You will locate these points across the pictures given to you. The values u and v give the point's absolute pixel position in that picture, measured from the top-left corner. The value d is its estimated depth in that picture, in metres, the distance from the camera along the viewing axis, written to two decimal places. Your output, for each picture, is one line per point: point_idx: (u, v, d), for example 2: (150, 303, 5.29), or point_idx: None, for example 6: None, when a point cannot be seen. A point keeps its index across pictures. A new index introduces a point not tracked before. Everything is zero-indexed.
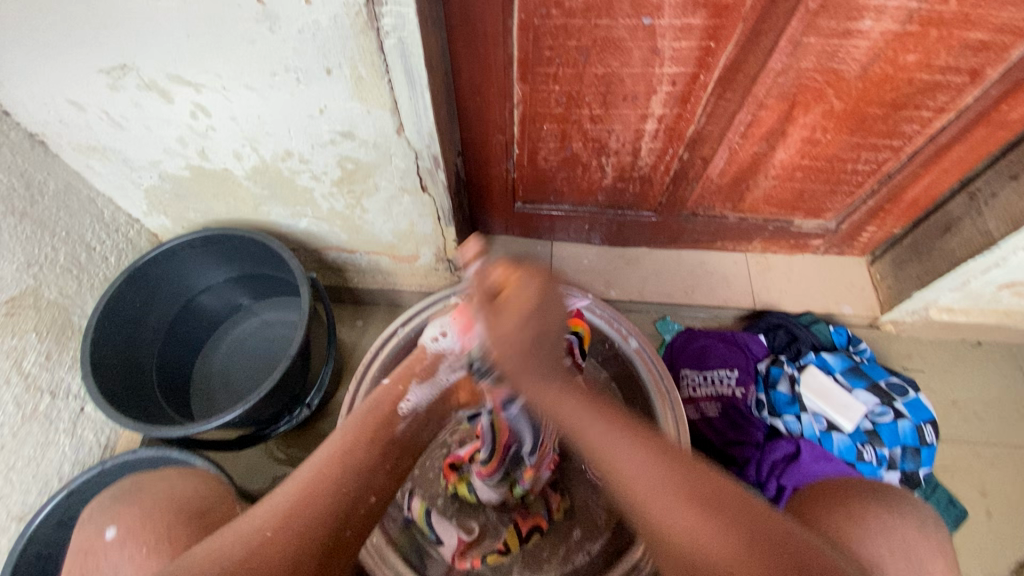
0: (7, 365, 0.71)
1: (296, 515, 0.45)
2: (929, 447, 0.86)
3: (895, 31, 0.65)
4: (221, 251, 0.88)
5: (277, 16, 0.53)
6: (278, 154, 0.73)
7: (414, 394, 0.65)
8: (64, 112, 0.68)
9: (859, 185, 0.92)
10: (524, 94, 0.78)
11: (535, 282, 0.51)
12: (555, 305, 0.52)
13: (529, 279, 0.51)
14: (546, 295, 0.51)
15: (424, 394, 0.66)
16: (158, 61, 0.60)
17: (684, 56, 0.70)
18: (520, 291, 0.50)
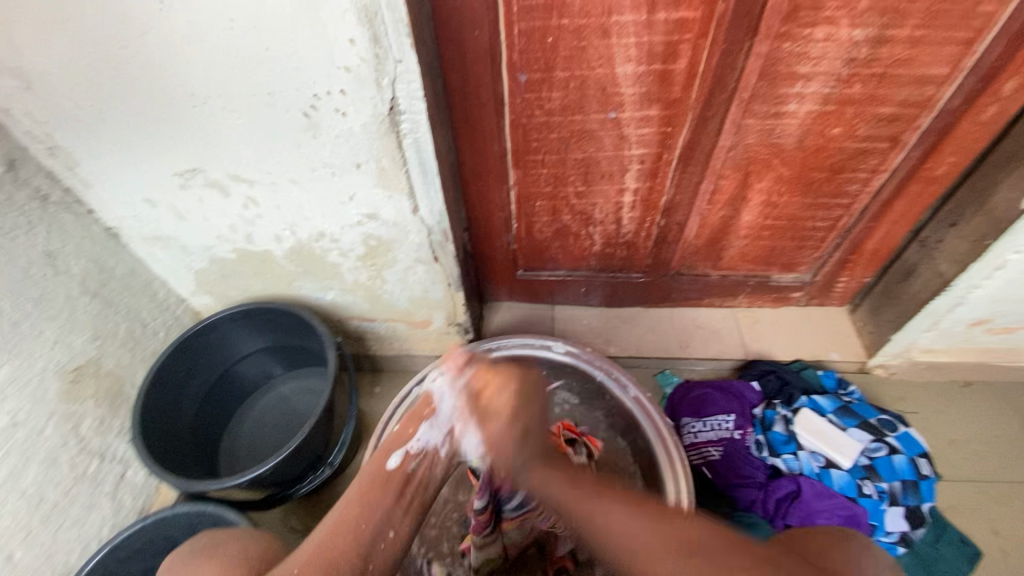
0: (67, 428, 0.80)
1: None
2: (926, 480, 0.91)
3: (817, 111, 0.79)
4: (257, 324, 0.99)
5: (319, 125, 0.69)
6: (312, 235, 0.86)
7: (425, 434, 0.63)
8: (140, 209, 0.83)
9: (823, 240, 1.02)
10: (518, 177, 0.93)
11: (512, 383, 0.63)
12: (535, 399, 0.63)
13: (504, 389, 0.62)
14: (523, 393, 0.62)
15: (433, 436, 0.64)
16: (222, 165, 0.75)
17: (647, 140, 0.85)
18: (496, 398, 0.62)
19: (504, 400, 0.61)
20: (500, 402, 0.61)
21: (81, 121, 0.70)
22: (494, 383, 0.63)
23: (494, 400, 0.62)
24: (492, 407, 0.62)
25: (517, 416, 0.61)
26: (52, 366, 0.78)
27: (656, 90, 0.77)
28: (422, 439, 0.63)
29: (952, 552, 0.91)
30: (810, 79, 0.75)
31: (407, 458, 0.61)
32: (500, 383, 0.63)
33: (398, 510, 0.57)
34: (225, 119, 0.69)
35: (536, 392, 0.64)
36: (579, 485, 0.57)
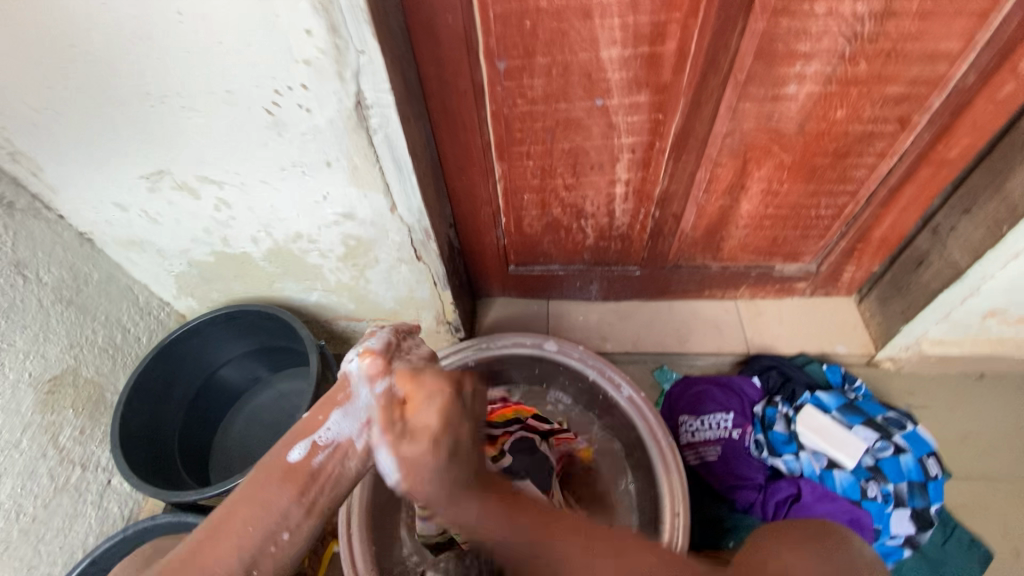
0: (46, 439, 0.79)
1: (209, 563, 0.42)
2: (935, 480, 0.86)
3: (820, 92, 0.74)
4: (239, 326, 0.97)
5: (284, 122, 0.65)
6: (289, 236, 0.83)
7: (336, 423, 0.48)
8: (110, 213, 0.80)
9: (828, 229, 0.97)
10: (503, 170, 0.88)
11: (442, 394, 0.47)
12: (468, 412, 0.49)
13: (432, 401, 0.47)
14: (453, 411, 0.46)
15: (346, 427, 0.48)
16: (189, 166, 0.72)
17: (638, 128, 0.80)
18: (422, 415, 0.46)
19: (432, 416, 0.46)
20: (427, 418, 0.46)
21: (38, 124, 0.67)
22: (419, 394, 0.47)
23: (420, 414, 0.46)
24: (419, 422, 0.46)
25: (443, 440, 0.45)
26: (27, 377, 0.76)
27: (644, 74, 0.72)
28: (333, 429, 0.48)
29: (961, 554, 0.87)
30: (811, 59, 0.70)
31: (315, 450, 0.47)
32: (427, 395, 0.47)
33: (299, 511, 0.44)
34: (185, 119, 0.65)
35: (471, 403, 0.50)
36: (511, 525, 0.47)
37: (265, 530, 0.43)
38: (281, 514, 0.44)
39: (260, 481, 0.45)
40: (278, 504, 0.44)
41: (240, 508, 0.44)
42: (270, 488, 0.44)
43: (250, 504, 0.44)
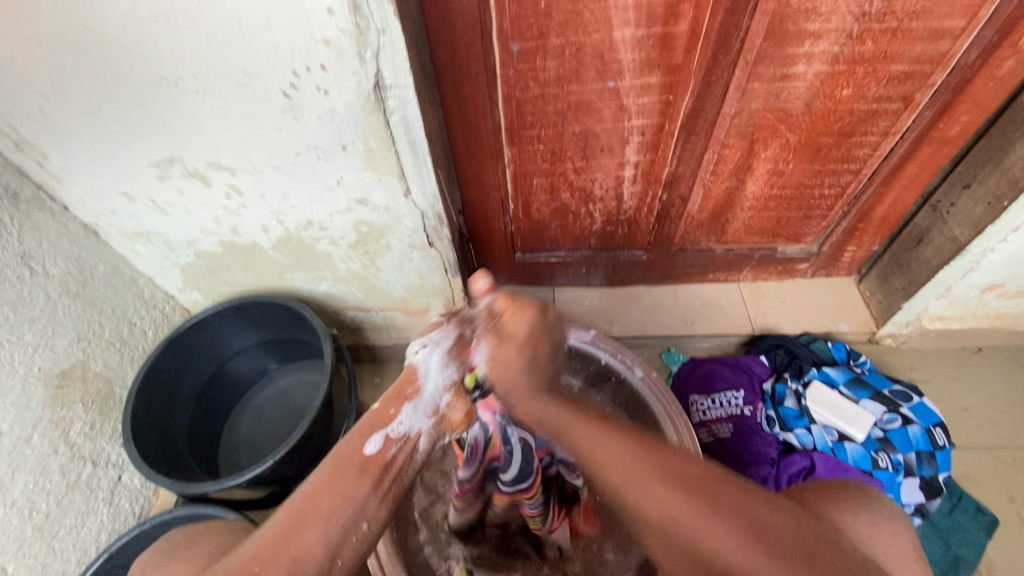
0: (56, 435, 0.78)
1: (288, 545, 0.47)
2: (943, 449, 0.88)
3: (827, 71, 0.76)
4: (248, 318, 0.96)
5: (301, 105, 0.64)
6: (300, 223, 0.82)
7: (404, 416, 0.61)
8: (117, 203, 0.79)
9: (830, 208, 0.99)
10: (513, 155, 0.88)
11: (533, 307, 0.54)
12: (556, 330, 0.55)
13: (525, 314, 0.54)
14: (542, 322, 0.53)
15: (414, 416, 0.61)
16: (200, 152, 0.71)
17: (649, 109, 0.81)
18: (515, 321, 0.53)
19: (523, 320, 0.53)
20: (518, 325, 0.53)
21: (46, 111, 0.65)
22: (512, 307, 0.55)
23: (513, 323, 0.53)
24: (511, 329, 0.53)
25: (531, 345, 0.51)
26: (35, 372, 0.75)
27: (656, 54, 0.73)
28: (405, 422, 0.60)
29: (965, 521, 0.90)
30: (820, 37, 0.71)
31: (388, 443, 0.57)
32: (518, 307, 0.55)
33: (374, 498, 0.53)
34: (199, 103, 0.64)
35: (557, 329, 0.55)
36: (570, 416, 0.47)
37: (348, 520, 0.50)
38: (360, 505, 0.51)
39: (342, 467, 0.53)
40: (357, 495, 0.52)
41: (324, 496, 0.50)
42: (350, 477, 0.52)
43: (333, 493, 0.51)
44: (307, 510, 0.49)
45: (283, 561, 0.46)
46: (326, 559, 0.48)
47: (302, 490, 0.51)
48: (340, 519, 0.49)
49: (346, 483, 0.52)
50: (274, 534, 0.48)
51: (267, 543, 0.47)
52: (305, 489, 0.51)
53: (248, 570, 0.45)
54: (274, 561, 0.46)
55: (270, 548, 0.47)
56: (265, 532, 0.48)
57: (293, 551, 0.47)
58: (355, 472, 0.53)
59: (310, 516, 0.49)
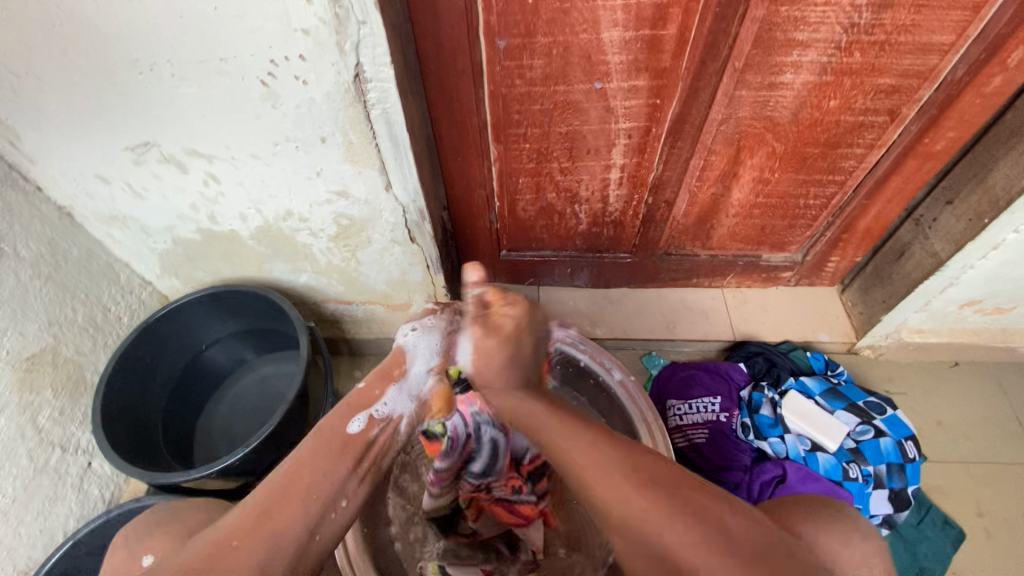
0: (24, 420, 0.77)
1: (274, 513, 0.48)
2: (913, 463, 0.90)
3: (815, 82, 0.75)
4: (226, 307, 0.95)
5: (278, 94, 0.63)
6: (279, 214, 0.81)
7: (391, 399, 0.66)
8: (92, 186, 0.78)
9: (815, 219, 0.99)
10: (499, 153, 0.87)
11: (522, 304, 0.63)
12: (543, 323, 0.65)
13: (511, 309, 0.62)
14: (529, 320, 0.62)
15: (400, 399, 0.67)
16: (177, 138, 0.70)
17: (635, 112, 0.80)
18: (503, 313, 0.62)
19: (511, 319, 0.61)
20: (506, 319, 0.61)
21: (17, 90, 0.64)
22: (504, 298, 0.64)
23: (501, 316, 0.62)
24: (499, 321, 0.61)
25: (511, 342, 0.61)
26: (3, 355, 0.74)
27: (644, 57, 0.72)
28: (388, 405, 0.65)
29: (932, 533, 0.91)
30: (808, 47, 0.71)
31: (371, 422, 0.62)
32: (511, 300, 0.63)
33: (353, 479, 0.56)
34: (175, 88, 0.63)
35: (543, 327, 0.64)
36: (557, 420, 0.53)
37: (327, 497, 0.53)
38: (338, 484, 0.54)
39: (323, 448, 0.57)
40: (336, 473, 0.55)
41: (302, 474, 0.53)
42: (333, 454, 0.56)
43: (313, 472, 0.54)
44: (291, 481, 0.52)
45: (262, 534, 0.46)
46: (305, 535, 0.49)
47: (288, 463, 0.54)
48: (318, 497, 0.52)
49: (322, 467, 0.55)
50: (253, 509, 0.49)
51: (245, 518, 0.47)
52: (284, 468, 0.53)
53: (227, 545, 0.45)
54: (257, 528, 0.47)
55: (255, 514, 0.48)
56: (242, 507, 0.49)
57: (270, 526, 0.47)
58: (338, 451, 0.57)
59: (292, 489, 0.51)
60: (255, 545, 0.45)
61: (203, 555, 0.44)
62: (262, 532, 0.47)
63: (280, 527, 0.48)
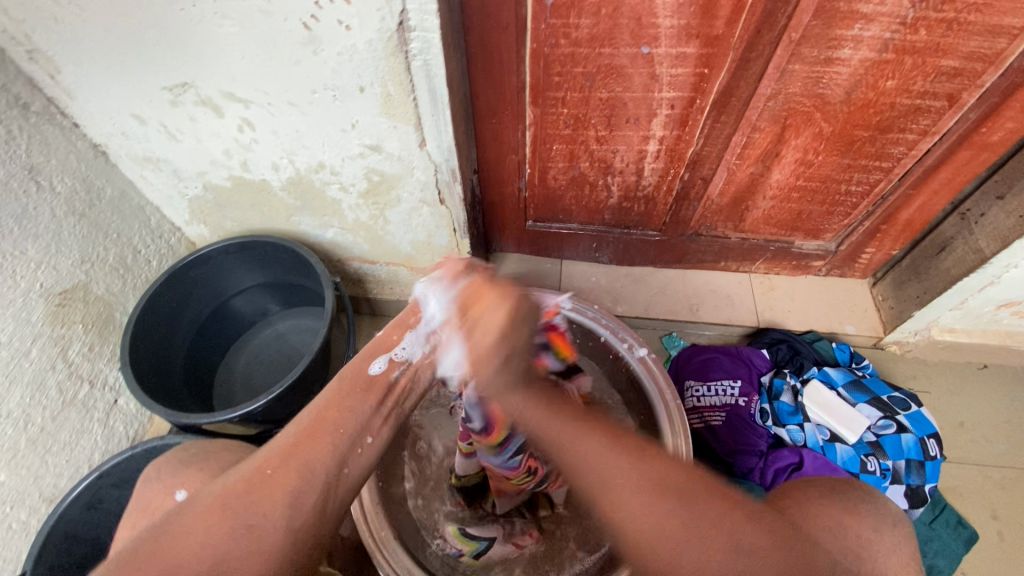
0: (55, 352, 0.79)
1: (302, 450, 0.48)
2: (932, 460, 0.89)
3: (873, 59, 0.72)
4: (253, 257, 0.95)
5: (320, 39, 0.62)
6: (311, 165, 0.80)
7: (409, 343, 0.61)
8: (127, 125, 0.77)
9: (855, 207, 0.96)
10: (535, 116, 0.85)
11: (510, 301, 0.49)
12: (535, 325, 0.50)
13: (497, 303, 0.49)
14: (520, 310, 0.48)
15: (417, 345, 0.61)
16: (215, 80, 0.69)
17: (681, 82, 0.78)
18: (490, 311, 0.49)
19: (498, 315, 0.48)
20: (491, 317, 0.48)
21: (58, 20, 0.63)
22: (486, 298, 0.50)
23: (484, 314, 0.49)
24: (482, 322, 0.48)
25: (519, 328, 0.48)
26: (37, 288, 0.75)
27: (696, 23, 0.69)
28: (407, 349, 0.61)
29: (945, 533, 0.90)
30: (872, 21, 0.67)
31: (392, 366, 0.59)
32: (494, 298, 0.49)
33: (377, 419, 0.54)
34: (217, 26, 0.62)
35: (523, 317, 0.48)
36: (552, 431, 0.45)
37: (353, 432, 0.51)
38: (365, 419, 0.53)
39: (353, 388, 0.55)
40: (363, 410, 0.53)
41: (331, 409, 0.52)
42: (356, 393, 0.55)
43: (342, 408, 0.52)
44: (318, 421, 0.51)
45: (295, 466, 0.47)
46: (334, 469, 0.48)
47: (316, 402, 0.53)
48: (344, 433, 0.51)
49: (345, 406, 0.53)
50: (291, 436, 0.50)
51: (283, 446, 0.49)
52: (314, 405, 0.53)
53: (260, 477, 0.47)
54: (286, 465, 0.47)
55: (283, 451, 0.48)
56: (283, 433, 0.51)
57: (304, 456, 0.48)
58: (361, 390, 0.55)
59: (316, 428, 0.50)
60: (281, 483, 0.46)
61: (236, 487, 0.46)
62: (287, 471, 0.47)
63: (308, 462, 0.48)
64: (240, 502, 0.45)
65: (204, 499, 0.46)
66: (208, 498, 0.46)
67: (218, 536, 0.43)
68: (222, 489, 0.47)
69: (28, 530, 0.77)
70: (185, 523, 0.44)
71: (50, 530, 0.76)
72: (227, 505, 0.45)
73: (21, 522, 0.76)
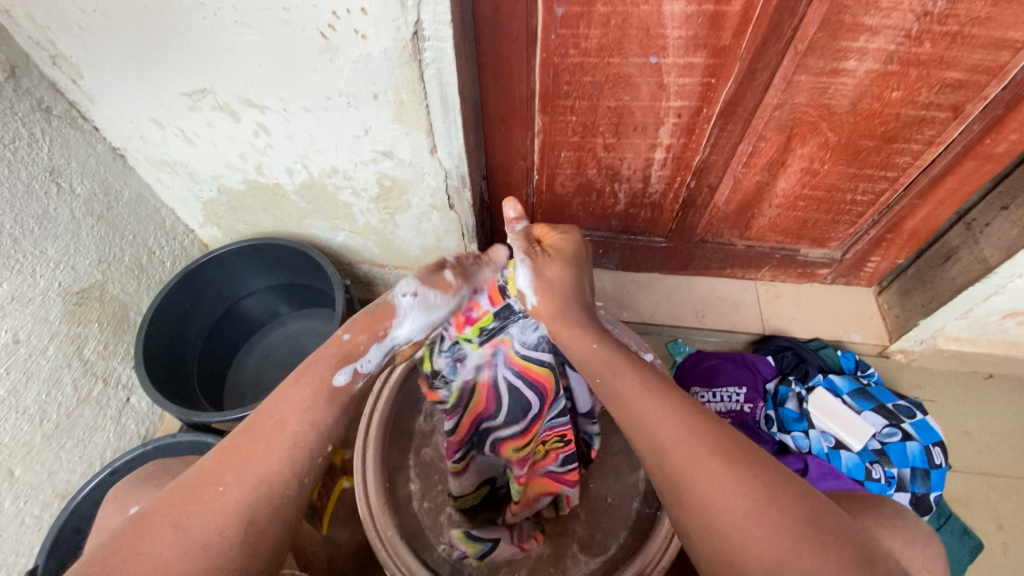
0: (71, 350, 0.80)
1: (253, 463, 0.50)
2: (937, 468, 0.89)
3: (878, 71, 0.73)
4: (265, 259, 0.97)
5: (337, 48, 0.64)
6: (324, 170, 0.82)
7: (373, 354, 0.63)
8: (146, 129, 0.79)
9: (860, 215, 0.97)
10: (544, 124, 0.87)
11: (573, 236, 0.69)
12: (584, 259, 0.69)
13: (562, 236, 0.69)
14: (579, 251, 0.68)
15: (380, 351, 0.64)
16: (232, 87, 0.71)
17: (688, 91, 0.79)
18: (555, 242, 0.68)
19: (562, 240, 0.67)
20: (559, 247, 0.67)
21: (83, 27, 0.65)
22: (552, 235, 0.68)
23: (554, 245, 0.67)
24: (552, 251, 0.67)
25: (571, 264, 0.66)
26: (56, 287, 0.77)
27: (704, 34, 0.71)
28: (370, 362, 0.63)
29: (950, 541, 0.90)
30: (877, 33, 0.68)
31: (355, 378, 0.60)
32: (562, 234, 0.69)
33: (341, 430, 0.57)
34: (236, 35, 0.64)
35: (571, 244, 0.68)
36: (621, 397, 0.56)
37: (310, 449, 0.53)
38: (321, 435, 0.55)
39: (309, 398, 0.56)
40: (320, 424, 0.55)
41: (280, 420, 0.53)
42: (316, 405, 0.55)
43: (296, 417, 0.54)
44: (270, 432, 0.52)
45: (248, 479, 0.49)
46: (289, 476, 0.51)
47: (267, 408, 0.55)
48: (301, 447, 0.53)
49: (306, 420, 0.54)
50: (235, 449, 0.51)
51: (228, 457, 0.50)
52: (265, 414, 0.54)
53: (211, 490, 0.48)
54: (236, 481, 0.49)
55: (231, 465, 0.50)
56: (225, 444, 0.52)
57: (256, 469, 0.50)
58: (325, 401, 0.56)
59: (267, 442, 0.52)
60: (233, 498, 0.48)
61: (187, 499, 0.47)
62: (238, 484, 0.49)
63: (263, 474, 0.50)
64: (191, 515, 0.46)
65: (155, 508, 0.47)
66: (158, 512, 0.47)
67: (174, 549, 0.45)
68: (173, 499, 0.48)
69: (41, 525, 0.79)
70: (138, 534, 0.45)
71: (62, 525, 0.77)
72: (179, 517, 0.46)
73: (34, 518, 0.77)
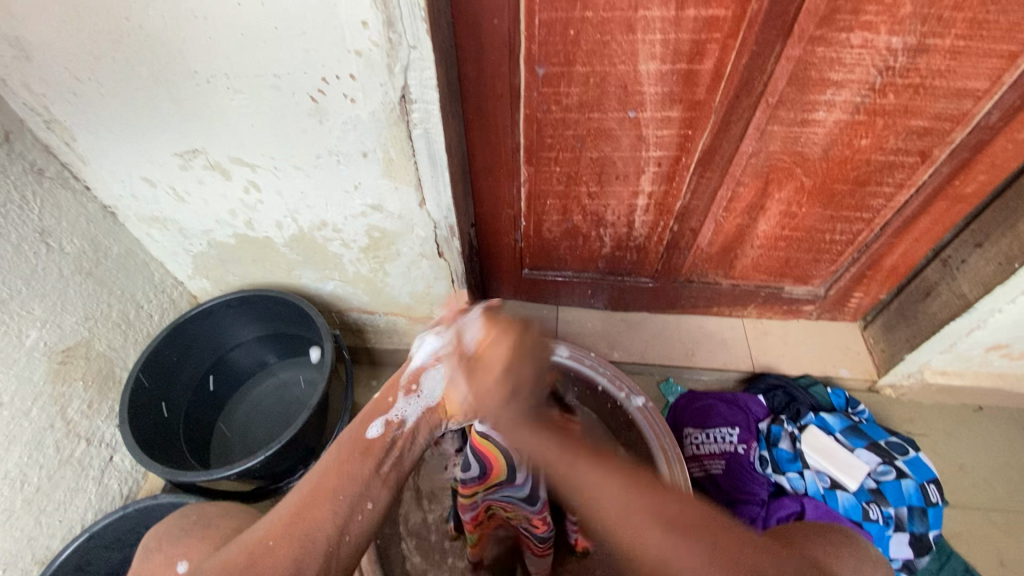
0: (54, 411, 0.79)
1: (299, 522, 0.47)
2: (935, 507, 0.88)
3: (847, 120, 0.77)
4: (254, 310, 0.97)
5: (326, 110, 0.66)
6: (314, 223, 0.83)
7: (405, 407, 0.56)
8: (138, 188, 0.81)
9: (840, 254, 0.99)
10: (529, 174, 0.89)
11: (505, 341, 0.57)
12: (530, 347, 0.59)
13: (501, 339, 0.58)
14: (517, 347, 0.57)
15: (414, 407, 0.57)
16: (223, 147, 0.72)
17: (667, 142, 0.82)
18: (492, 353, 0.57)
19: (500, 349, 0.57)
20: (498, 355, 0.57)
21: (78, 95, 0.67)
22: (488, 335, 0.58)
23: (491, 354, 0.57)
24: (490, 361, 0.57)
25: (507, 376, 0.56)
26: (41, 346, 0.76)
27: (679, 90, 0.74)
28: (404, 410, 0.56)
29: None
30: (842, 87, 0.72)
31: (389, 429, 0.54)
32: (496, 337, 0.58)
33: (378, 481, 0.51)
34: (229, 99, 0.66)
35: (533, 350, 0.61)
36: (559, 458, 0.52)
37: (354, 499, 0.49)
38: (365, 487, 0.50)
39: (348, 454, 0.52)
40: (360, 476, 0.50)
41: (328, 478, 0.50)
42: (355, 458, 0.51)
43: (340, 475, 0.50)
44: (318, 488, 0.49)
45: (295, 534, 0.46)
46: (334, 539, 0.47)
47: (320, 464, 0.52)
48: (344, 500, 0.49)
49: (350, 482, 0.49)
50: (290, 508, 0.48)
51: (282, 518, 0.48)
52: (320, 464, 0.51)
53: (262, 547, 0.46)
54: (284, 539, 0.46)
55: (284, 523, 0.47)
56: (280, 506, 0.49)
57: (306, 526, 0.47)
58: (361, 451, 0.52)
59: (316, 503, 0.48)
60: (285, 556, 0.45)
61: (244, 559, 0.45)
62: (280, 548, 0.46)
63: (311, 530, 0.47)
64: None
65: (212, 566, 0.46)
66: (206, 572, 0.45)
67: None
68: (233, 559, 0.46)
69: None
70: None
71: None
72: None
73: None
